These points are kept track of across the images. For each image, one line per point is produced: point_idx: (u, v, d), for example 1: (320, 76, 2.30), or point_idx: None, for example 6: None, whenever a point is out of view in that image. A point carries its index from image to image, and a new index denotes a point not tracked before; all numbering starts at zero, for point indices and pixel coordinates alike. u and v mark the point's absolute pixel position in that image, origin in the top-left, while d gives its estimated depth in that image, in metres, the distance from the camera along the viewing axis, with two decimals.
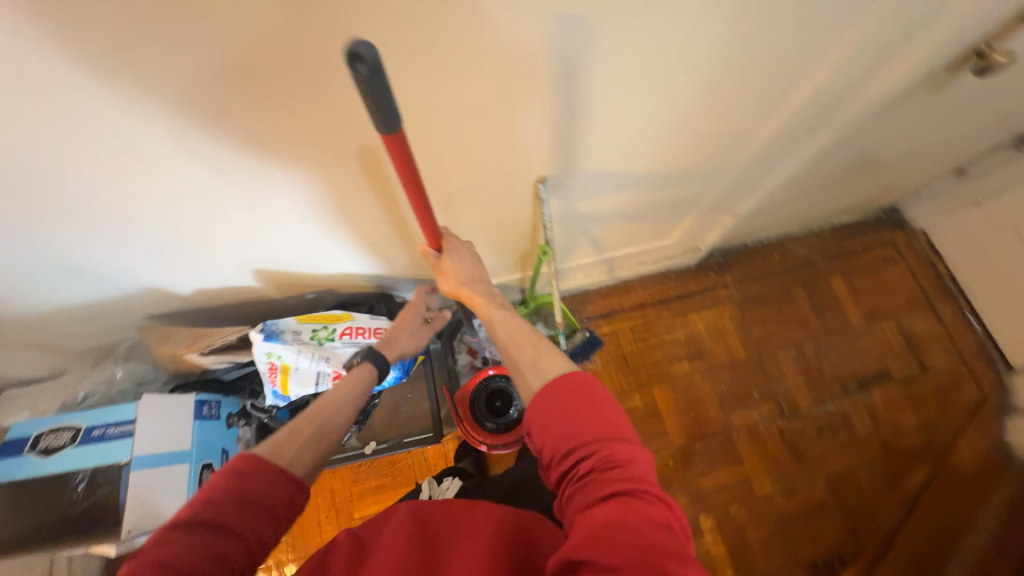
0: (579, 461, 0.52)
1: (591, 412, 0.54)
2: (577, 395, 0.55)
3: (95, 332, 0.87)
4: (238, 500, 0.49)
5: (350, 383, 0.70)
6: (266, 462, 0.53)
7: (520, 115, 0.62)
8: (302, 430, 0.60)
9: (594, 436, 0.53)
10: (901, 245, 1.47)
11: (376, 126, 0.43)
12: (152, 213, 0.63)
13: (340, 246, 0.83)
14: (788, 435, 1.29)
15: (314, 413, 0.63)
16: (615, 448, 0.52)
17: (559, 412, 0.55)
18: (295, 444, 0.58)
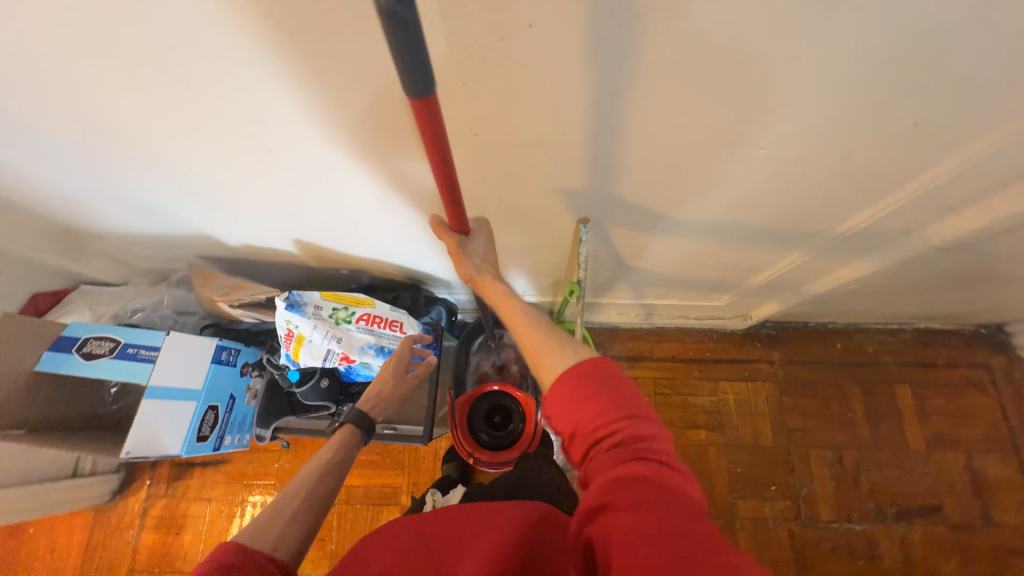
0: (601, 443, 0.47)
1: (610, 392, 0.48)
2: (595, 370, 0.49)
3: (156, 257, 0.95)
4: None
5: (332, 447, 0.73)
6: (252, 550, 0.52)
7: (578, 155, 0.59)
8: (284, 507, 0.61)
9: (617, 418, 0.47)
10: (998, 371, 1.26)
11: (407, 89, 0.37)
12: (217, 172, 0.68)
13: (377, 236, 0.85)
14: (799, 541, 1.17)
15: (295, 489, 0.65)
16: (640, 422, 0.47)
17: (576, 392, 0.49)
18: (277, 526, 0.58)
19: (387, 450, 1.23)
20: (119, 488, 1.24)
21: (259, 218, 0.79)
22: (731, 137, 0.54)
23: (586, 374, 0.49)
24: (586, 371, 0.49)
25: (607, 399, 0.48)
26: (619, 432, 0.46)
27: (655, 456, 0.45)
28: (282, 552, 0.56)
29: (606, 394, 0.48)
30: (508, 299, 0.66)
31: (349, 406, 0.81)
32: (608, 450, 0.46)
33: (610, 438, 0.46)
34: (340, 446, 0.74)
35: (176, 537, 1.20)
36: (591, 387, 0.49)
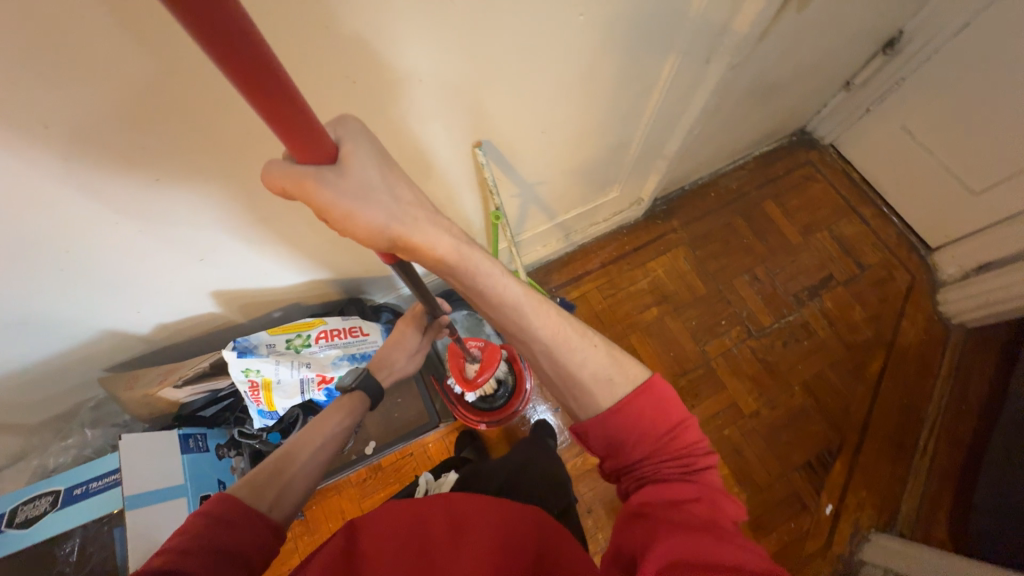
0: (655, 470, 0.54)
1: (669, 428, 0.55)
2: (655, 400, 0.56)
3: (53, 397, 0.83)
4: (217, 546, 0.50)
5: (341, 413, 0.76)
6: (244, 506, 0.56)
7: (444, 83, 0.68)
8: (285, 468, 0.65)
9: (671, 449, 0.54)
10: (817, 162, 1.62)
11: None
12: (94, 241, 0.63)
13: (295, 253, 0.85)
14: (760, 352, 1.39)
15: (301, 451, 0.69)
16: (695, 457, 0.54)
17: (632, 416, 0.55)
18: (275, 487, 0.62)
19: (403, 474, 1.19)
20: None
21: (168, 285, 0.76)
22: (555, 17, 0.66)
23: (650, 405, 0.56)
24: (640, 401, 0.55)
25: (663, 432, 0.55)
26: (671, 459, 0.54)
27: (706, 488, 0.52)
28: (278, 513, 0.60)
29: (660, 420, 0.55)
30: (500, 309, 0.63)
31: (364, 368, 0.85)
32: (661, 477, 0.53)
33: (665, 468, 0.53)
34: (346, 411, 0.77)
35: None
36: (649, 415, 0.55)
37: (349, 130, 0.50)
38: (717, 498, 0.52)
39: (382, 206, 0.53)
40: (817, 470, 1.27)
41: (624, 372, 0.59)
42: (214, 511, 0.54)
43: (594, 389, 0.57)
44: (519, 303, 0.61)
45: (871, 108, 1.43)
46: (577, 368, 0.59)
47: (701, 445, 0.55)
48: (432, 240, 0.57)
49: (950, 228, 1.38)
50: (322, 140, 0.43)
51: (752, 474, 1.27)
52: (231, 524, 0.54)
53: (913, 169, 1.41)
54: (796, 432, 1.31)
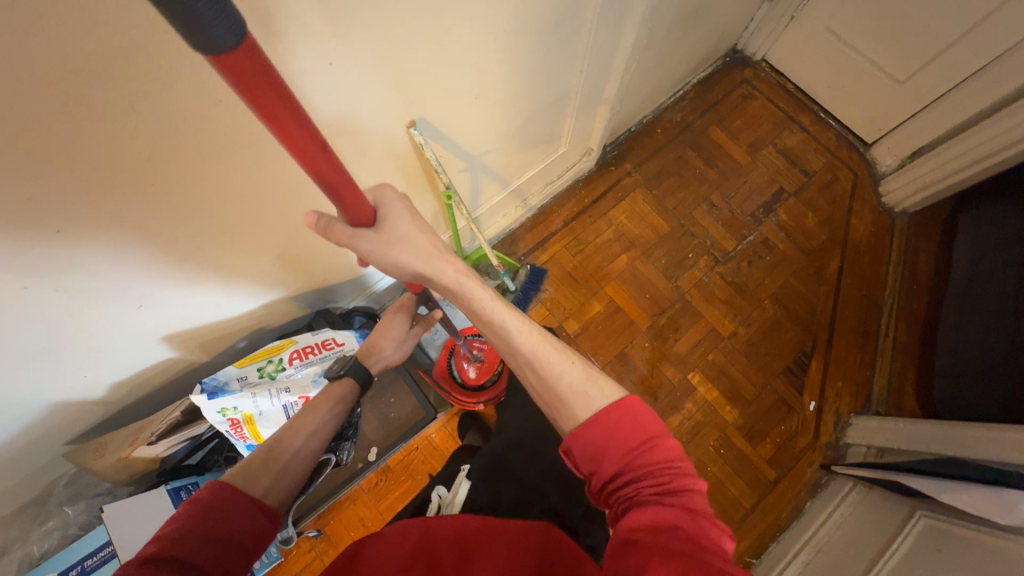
0: (637, 486, 0.54)
1: (647, 444, 0.56)
2: (632, 417, 0.57)
3: (17, 485, 0.76)
4: (204, 536, 0.49)
5: (332, 401, 0.76)
6: (239, 495, 0.55)
7: (360, 64, 0.62)
8: (278, 455, 0.65)
9: (651, 465, 0.55)
10: (752, 79, 1.62)
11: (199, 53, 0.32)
12: (4, 313, 0.55)
13: (242, 278, 0.79)
14: (729, 276, 1.44)
15: (292, 438, 0.68)
16: (677, 473, 0.54)
17: (609, 432, 0.56)
18: (269, 474, 0.62)
19: (413, 470, 1.19)
20: None
21: (111, 340, 0.70)
22: None
23: (628, 421, 0.57)
24: (616, 415, 0.57)
25: (641, 448, 0.56)
26: (652, 475, 0.54)
27: (689, 504, 0.52)
28: (274, 497, 0.60)
29: (638, 435, 0.56)
30: (491, 322, 0.69)
31: (349, 355, 0.83)
32: (643, 494, 0.53)
33: (647, 485, 0.53)
34: (337, 399, 0.76)
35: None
36: (626, 431, 0.56)
37: (386, 198, 0.66)
38: (702, 522, 0.50)
39: (404, 249, 0.66)
40: (797, 373, 1.36)
41: (599, 386, 0.62)
42: (212, 500, 0.53)
43: (572, 401, 0.60)
44: (507, 324, 0.68)
45: (796, 15, 1.43)
46: (555, 381, 0.63)
47: (682, 461, 0.56)
48: (438, 272, 0.69)
49: (883, 120, 1.43)
50: (368, 211, 0.61)
51: (740, 389, 1.34)
52: (222, 510, 0.53)
53: (842, 68, 1.44)
54: (772, 342, 1.39)
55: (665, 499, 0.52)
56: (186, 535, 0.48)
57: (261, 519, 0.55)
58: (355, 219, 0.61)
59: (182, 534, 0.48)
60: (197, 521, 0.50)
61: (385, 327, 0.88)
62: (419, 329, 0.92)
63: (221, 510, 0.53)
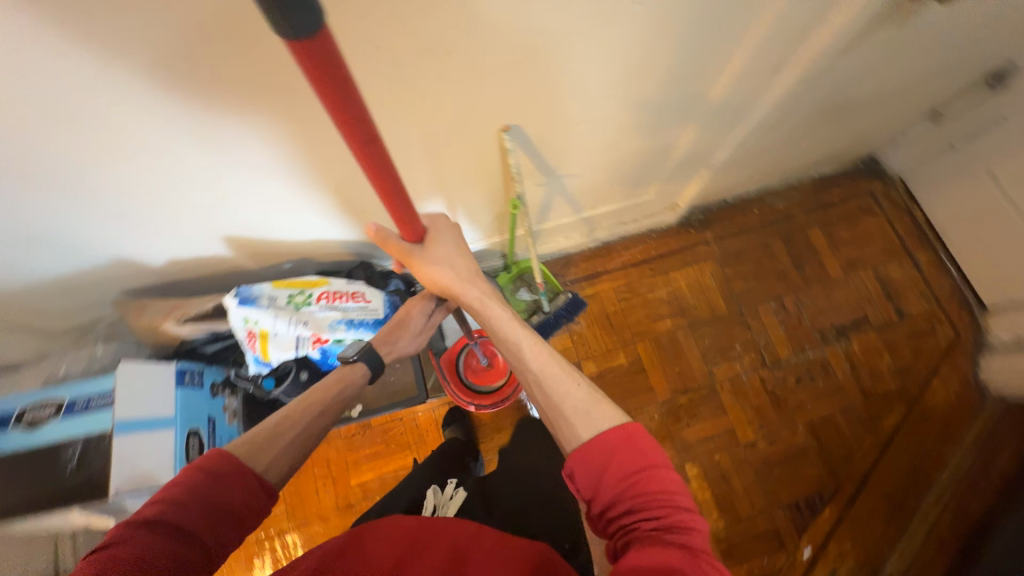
0: (638, 521, 0.51)
1: (646, 472, 0.53)
2: (631, 442, 0.55)
3: (72, 309, 0.88)
4: (203, 506, 0.56)
5: (338, 384, 0.80)
6: (241, 469, 0.61)
7: (477, 60, 0.63)
8: (283, 431, 0.70)
9: (653, 497, 0.52)
10: (879, 194, 1.48)
11: (279, 34, 0.34)
12: (106, 167, 0.63)
13: (308, 212, 0.84)
14: (770, 383, 1.33)
15: (298, 414, 0.74)
16: (678, 507, 0.51)
17: (608, 457, 0.54)
18: (270, 453, 0.67)
19: (390, 437, 1.22)
20: None
21: (181, 224, 0.77)
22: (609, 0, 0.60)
23: (627, 446, 0.55)
24: (616, 440, 0.55)
25: (641, 476, 0.53)
26: (652, 509, 0.51)
27: (691, 547, 0.48)
28: (272, 475, 0.65)
29: (635, 461, 0.54)
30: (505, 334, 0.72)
31: (365, 342, 0.86)
32: (643, 531, 0.50)
33: (647, 522, 0.50)
34: (347, 382, 0.80)
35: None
36: (625, 456, 0.54)
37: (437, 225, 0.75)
38: (702, 563, 0.47)
39: (446, 268, 0.73)
40: (803, 513, 1.23)
41: (601, 417, 0.59)
42: (212, 470, 0.59)
43: (572, 419, 0.60)
44: (520, 343, 0.70)
45: (956, 145, 1.28)
46: (559, 400, 0.63)
47: (684, 493, 0.53)
48: (465, 291, 0.74)
49: (1015, 291, 1.25)
50: (422, 235, 0.69)
51: (734, 502, 1.24)
52: (224, 479, 0.59)
53: (986, 218, 1.27)
54: (789, 469, 1.27)
55: (664, 538, 0.48)
56: (184, 503, 0.55)
57: (258, 492, 0.61)
58: (413, 241, 0.69)
59: (180, 502, 0.55)
60: (199, 487, 0.58)
61: (405, 316, 0.89)
62: (436, 318, 0.93)
63: (219, 479, 0.59)
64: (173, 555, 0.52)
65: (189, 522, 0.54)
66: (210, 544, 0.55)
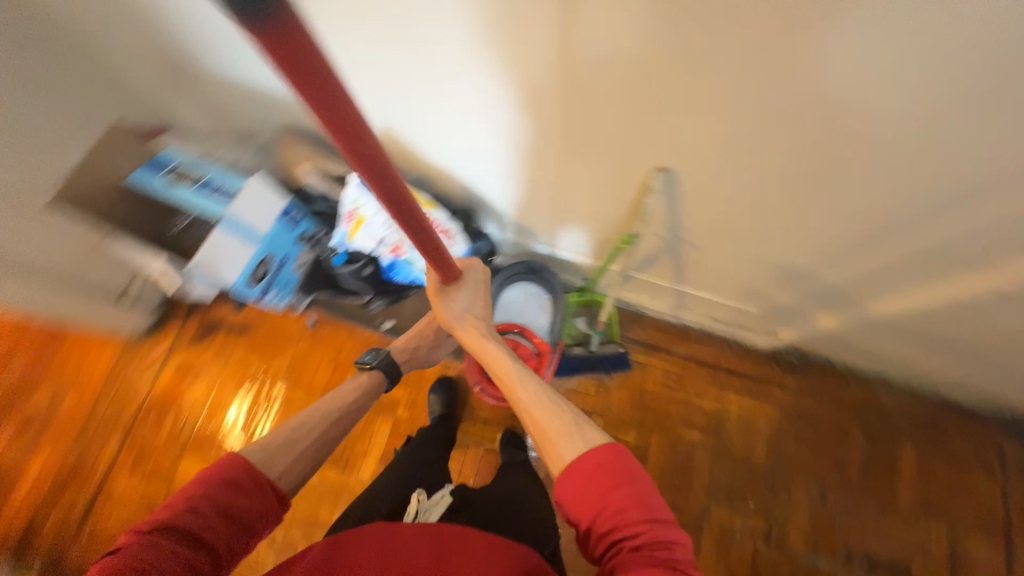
0: (622, 540, 0.52)
1: (631, 489, 0.55)
2: (614, 461, 0.56)
3: (249, 115, 1.04)
4: (220, 514, 0.58)
5: (355, 392, 0.88)
6: (261, 474, 0.64)
7: (678, 90, 0.65)
8: (299, 436, 0.74)
9: (637, 516, 0.53)
10: (1010, 458, 1.23)
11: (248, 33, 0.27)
12: (340, 21, 0.74)
13: (456, 139, 0.92)
14: (760, 559, 1.18)
15: (314, 420, 0.79)
16: (659, 523, 0.53)
17: (592, 477, 0.56)
18: (287, 456, 0.71)
19: None
20: (156, 322, 1.38)
21: (362, 93, 0.88)
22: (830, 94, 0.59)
23: (611, 466, 0.56)
24: (603, 460, 0.57)
25: (627, 497, 0.54)
26: (636, 527, 0.53)
27: (674, 565, 0.50)
28: (285, 483, 0.68)
29: (620, 480, 0.55)
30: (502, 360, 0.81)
31: (385, 350, 0.99)
32: (630, 553, 0.51)
33: (633, 541, 0.52)
34: (363, 387, 0.91)
35: (213, 394, 1.33)
36: (610, 477, 0.55)
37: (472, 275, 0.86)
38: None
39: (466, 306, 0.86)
40: None
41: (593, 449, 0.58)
42: (232, 479, 0.61)
43: (563, 443, 0.62)
44: (513, 374, 0.77)
45: None
46: (546, 425, 0.67)
47: (662, 508, 0.55)
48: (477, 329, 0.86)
49: None
50: (456, 275, 0.77)
51: None
52: (242, 490, 0.61)
53: None
54: None
55: (650, 557, 0.50)
56: (204, 511, 0.57)
57: (269, 499, 0.63)
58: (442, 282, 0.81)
59: (199, 509, 0.57)
60: (220, 493, 0.59)
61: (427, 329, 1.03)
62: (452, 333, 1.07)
63: (238, 486, 0.61)
64: (189, 559, 0.54)
65: (206, 528, 0.56)
66: (219, 549, 0.57)
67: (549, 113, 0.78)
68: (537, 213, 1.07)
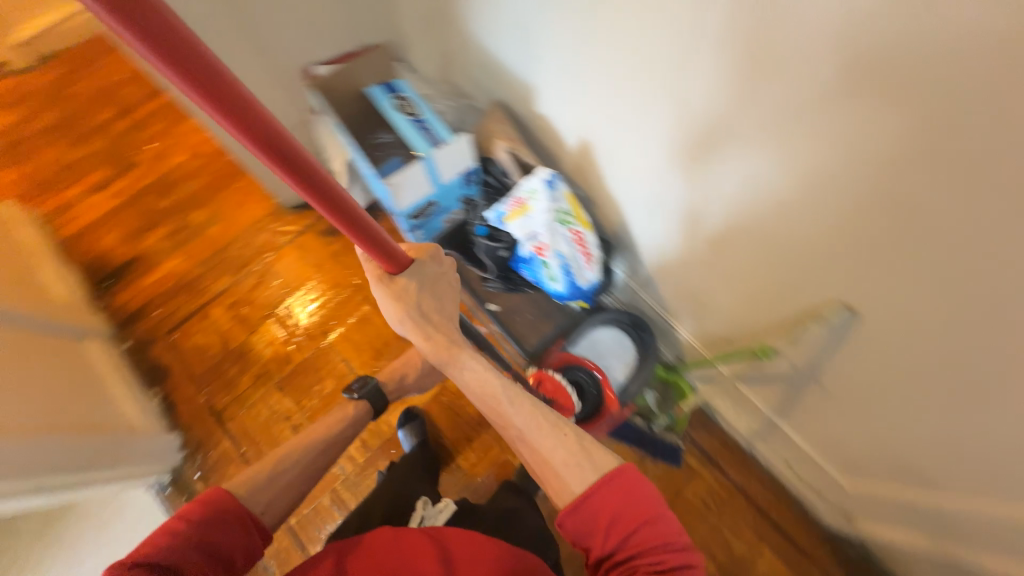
0: (639, 557, 0.57)
1: (642, 510, 0.59)
2: (623, 486, 0.60)
3: (472, 78, 1.14)
4: (204, 541, 0.66)
5: (342, 425, 1.04)
6: (236, 516, 0.73)
7: (909, 245, 0.59)
8: (274, 482, 0.87)
9: (650, 535, 0.57)
10: None
11: None
12: (601, 42, 0.77)
13: (643, 182, 0.93)
14: None
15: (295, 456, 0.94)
16: (670, 540, 0.58)
17: (602, 502, 0.60)
18: (264, 498, 0.84)
19: None
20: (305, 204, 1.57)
21: (581, 107, 0.92)
22: None
23: (622, 494, 0.60)
24: (613, 487, 0.60)
25: (638, 520, 0.58)
26: (650, 546, 0.57)
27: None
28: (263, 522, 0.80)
29: (632, 504, 0.59)
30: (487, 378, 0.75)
31: (371, 380, 1.11)
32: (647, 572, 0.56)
33: (649, 558, 0.56)
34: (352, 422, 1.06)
35: (315, 281, 1.49)
36: (620, 502, 0.59)
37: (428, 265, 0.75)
38: None
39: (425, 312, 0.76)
40: None
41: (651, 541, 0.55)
42: (213, 514, 0.71)
43: (565, 473, 0.64)
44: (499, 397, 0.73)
45: None
46: (546, 456, 0.67)
47: (670, 523, 0.59)
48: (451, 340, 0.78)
49: None
50: (399, 262, 0.68)
51: None
52: (222, 526, 0.70)
53: None
54: None
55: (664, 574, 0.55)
56: (194, 538, 0.65)
57: (244, 534, 0.73)
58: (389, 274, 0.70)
59: (188, 535, 0.65)
60: (204, 526, 0.68)
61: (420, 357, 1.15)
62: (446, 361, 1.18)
63: (221, 519, 0.71)
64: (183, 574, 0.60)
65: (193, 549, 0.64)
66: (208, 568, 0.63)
67: (743, 200, 0.76)
68: (675, 280, 1.05)
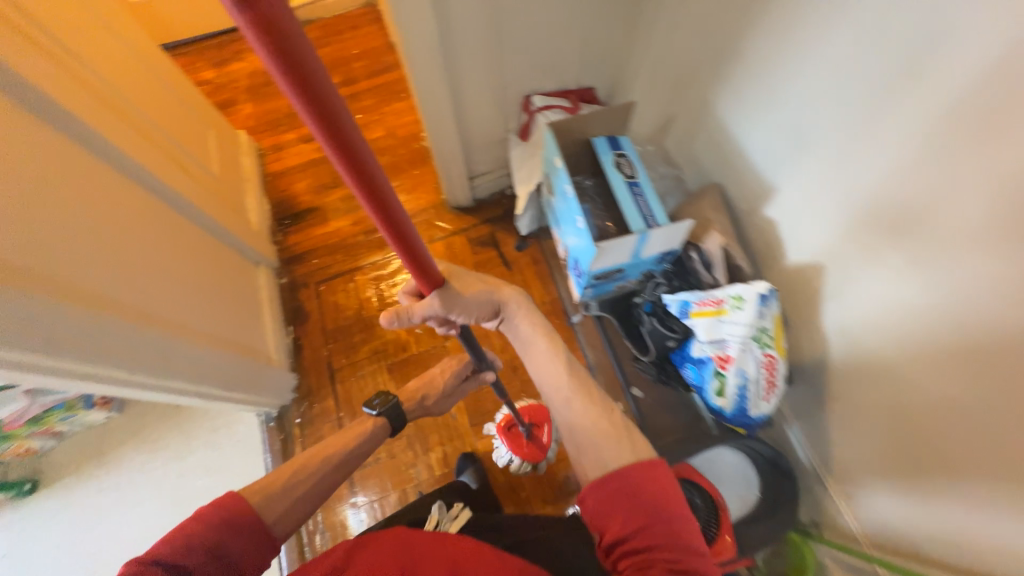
0: (650, 546, 0.54)
1: (660, 497, 0.57)
2: (646, 473, 0.59)
3: (701, 160, 1.14)
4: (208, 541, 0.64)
5: (361, 439, 0.91)
6: (252, 512, 0.71)
7: None
8: (299, 481, 0.80)
9: (664, 523, 0.55)
10: None
11: None
12: (891, 171, 0.74)
13: (872, 326, 0.85)
14: None
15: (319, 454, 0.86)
16: (681, 530, 0.55)
17: (621, 485, 0.59)
18: (284, 499, 0.76)
19: None
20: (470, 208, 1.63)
21: (828, 225, 0.88)
22: None
23: (641, 478, 0.59)
24: (636, 476, 0.59)
25: (652, 503, 0.57)
26: (664, 537, 0.54)
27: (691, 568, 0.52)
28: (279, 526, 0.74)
29: (653, 493, 0.58)
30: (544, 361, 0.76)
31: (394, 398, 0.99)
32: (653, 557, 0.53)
33: (661, 547, 0.54)
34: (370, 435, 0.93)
35: None
36: (638, 485, 0.58)
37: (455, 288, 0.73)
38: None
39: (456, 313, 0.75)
40: None
41: None
42: (225, 511, 0.68)
43: (598, 465, 0.63)
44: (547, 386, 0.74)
45: None
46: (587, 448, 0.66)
47: (687, 522, 0.57)
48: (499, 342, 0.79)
49: None
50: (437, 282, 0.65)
51: None
52: (233, 527, 0.67)
53: None
54: None
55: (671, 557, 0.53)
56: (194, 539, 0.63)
57: (258, 536, 0.69)
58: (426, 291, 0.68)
59: (192, 535, 0.63)
60: (213, 526, 0.66)
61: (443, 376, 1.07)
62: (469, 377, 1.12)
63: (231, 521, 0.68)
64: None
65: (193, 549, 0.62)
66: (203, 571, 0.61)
67: (929, 319, 0.75)
68: (865, 444, 0.92)
